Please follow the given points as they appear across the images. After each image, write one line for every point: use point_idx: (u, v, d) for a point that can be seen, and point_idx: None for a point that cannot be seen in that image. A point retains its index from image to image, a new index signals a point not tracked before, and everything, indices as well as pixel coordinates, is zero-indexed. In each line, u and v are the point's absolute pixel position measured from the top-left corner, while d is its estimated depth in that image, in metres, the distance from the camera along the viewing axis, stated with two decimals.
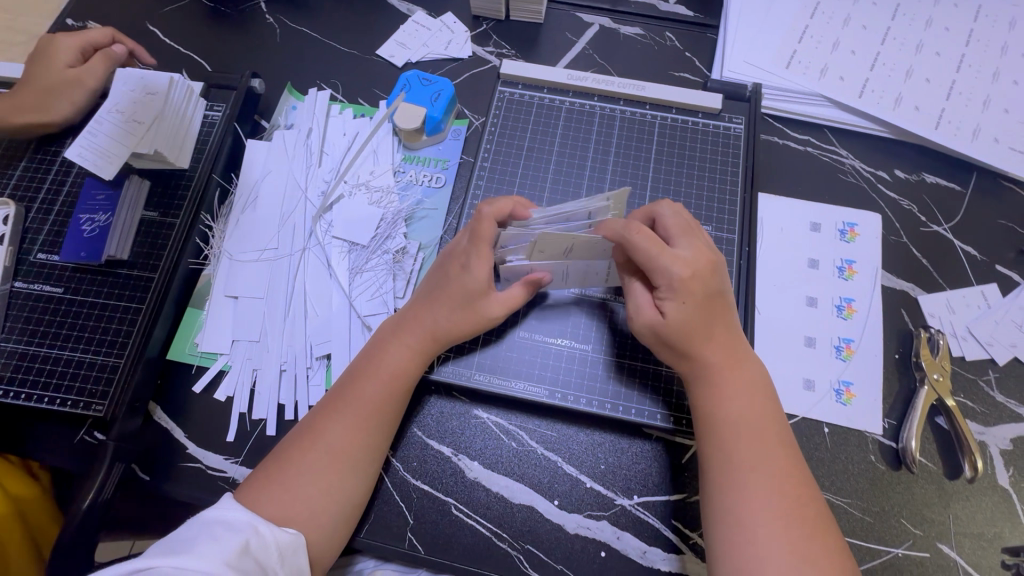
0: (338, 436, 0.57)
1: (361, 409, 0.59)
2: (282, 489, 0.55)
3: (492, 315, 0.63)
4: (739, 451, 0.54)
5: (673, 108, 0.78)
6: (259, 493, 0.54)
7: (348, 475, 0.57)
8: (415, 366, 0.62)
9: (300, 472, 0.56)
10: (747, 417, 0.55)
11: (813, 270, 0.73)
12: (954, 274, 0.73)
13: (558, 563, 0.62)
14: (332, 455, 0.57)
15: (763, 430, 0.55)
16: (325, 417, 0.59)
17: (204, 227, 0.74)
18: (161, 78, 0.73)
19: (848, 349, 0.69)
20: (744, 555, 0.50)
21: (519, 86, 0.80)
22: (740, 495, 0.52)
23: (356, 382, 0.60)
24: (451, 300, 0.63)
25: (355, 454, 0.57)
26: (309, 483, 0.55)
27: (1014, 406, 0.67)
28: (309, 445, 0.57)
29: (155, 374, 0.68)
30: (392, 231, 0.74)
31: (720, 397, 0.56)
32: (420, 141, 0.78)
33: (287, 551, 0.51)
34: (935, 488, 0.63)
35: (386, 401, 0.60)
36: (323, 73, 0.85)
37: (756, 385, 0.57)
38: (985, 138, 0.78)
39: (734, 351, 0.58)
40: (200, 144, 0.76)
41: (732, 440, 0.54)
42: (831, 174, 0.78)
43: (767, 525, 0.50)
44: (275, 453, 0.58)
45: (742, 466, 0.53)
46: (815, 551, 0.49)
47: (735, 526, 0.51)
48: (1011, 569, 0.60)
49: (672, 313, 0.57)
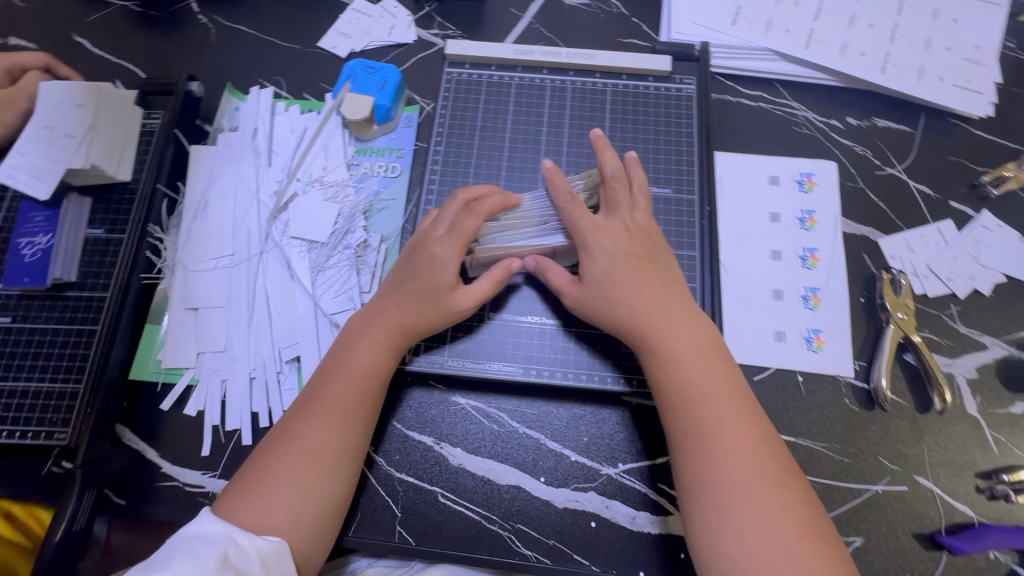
0: (315, 437, 0.56)
1: (333, 410, 0.57)
2: (258, 500, 0.53)
3: (463, 308, 0.61)
4: (701, 411, 0.54)
5: (623, 75, 0.77)
6: (236, 505, 0.53)
7: (327, 478, 0.55)
8: (389, 361, 0.61)
9: (276, 479, 0.54)
10: (701, 375, 0.55)
11: (775, 224, 0.74)
12: (911, 214, 0.74)
13: (550, 538, 0.62)
14: (308, 459, 0.55)
15: (720, 386, 0.55)
16: (296, 423, 0.57)
17: (154, 241, 0.71)
18: (88, 88, 0.70)
19: (815, 298, 0.70)
20: (719, 511, 0.50)
21: (467, 65, 0.78)
22: (708, 453, 0.52)
23: (326, 383, 0.59)
24: (418, 295, 0.61)
25: (330, 454, 0.56)
26: (285, 490, 0.54)
27: (977, 336, 0.68)
28: (283, 452, 0.56)
29: (120, 397, 0.66)
30: (350, 225, 0.72)
31: (675, 360, 0.56)
32: (372, 131, 0.76)
33: (271, 560, 0.51)
34: (908, 423, 0.65)
35: (357, 398, 0.58)
36: (264, 70, 0.82)
37: (705, 344, 0.58)
38: (930, 78, 0.79)
39: (675, 312, 0.58)
40: (141, 155, 0.73)
41: (692, 400, 0.54)
42: (786, 128, 0.79)
43: (741, 477, 0.51)
44: (250, 464, 0.56)
45: (706, 426, 0.53)
46: (784, 496, 0.50)
47: (708, 485, 0.51)
48: (985, 492, 0.62)
49: (590, 272, 0.60)
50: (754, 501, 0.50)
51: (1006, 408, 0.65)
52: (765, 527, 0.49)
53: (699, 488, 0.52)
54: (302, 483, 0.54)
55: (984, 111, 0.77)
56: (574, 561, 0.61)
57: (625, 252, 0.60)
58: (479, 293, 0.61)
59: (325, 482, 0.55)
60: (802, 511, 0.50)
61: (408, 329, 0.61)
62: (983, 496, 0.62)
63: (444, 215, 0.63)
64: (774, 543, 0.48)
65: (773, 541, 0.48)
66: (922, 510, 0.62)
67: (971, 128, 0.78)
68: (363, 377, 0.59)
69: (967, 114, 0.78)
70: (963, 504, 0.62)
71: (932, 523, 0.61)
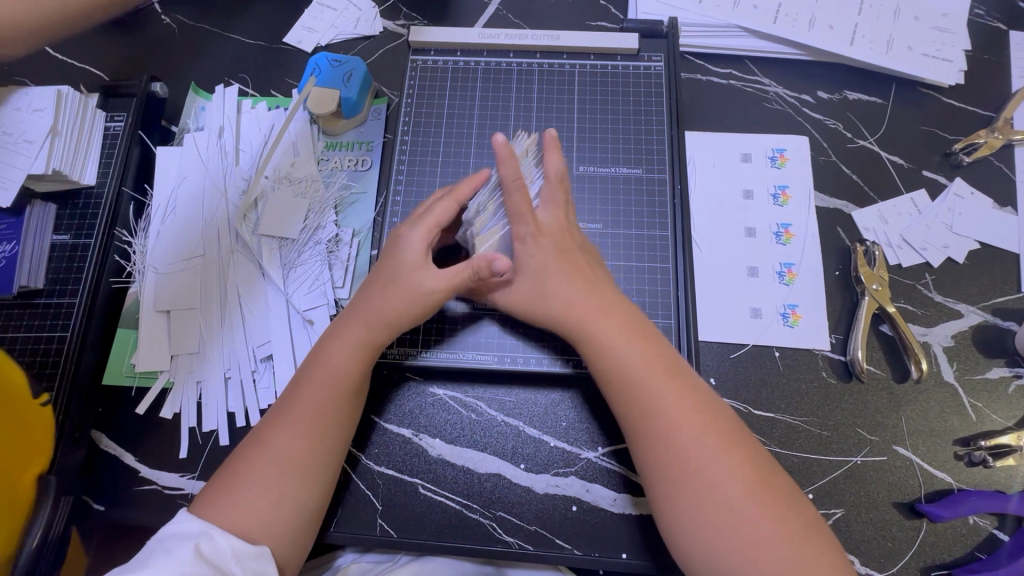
0: (287, 445, 0.55)
1: (306, 417, 0.56)
2: (233, 504, 0.52)
3: (427, 287, 0.58)
4: (647, 396, 0.53)
5: (590, 55, 0.77)
6: (214, 510, 0.52)
7: (298, 485, 0.54)
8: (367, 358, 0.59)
9: (247, 484, 0.53)
10: (637, 359, 0.55)
11: (749, 201, 0.73)
12: (884, 185, 0.74)
13: (532, 524, 0.61)
14: (277, 463, 0.54)
15: (658, 369, 0.55)
16: (273, 426, 0.56)
17: (122, 244, 0.71)
18: (47, 93, 0.69)
19: (790, 273, 0.70)
20: (675, 500, 0.50)
21: (432, 53, 0.78)
22: (661, 437, 0.52)
23: (300, 388, 0.58)
24: (390, 279, 0.60)
25: (309, 455, 0.55)
26: (262, 493, 0.53)
27: (952, 304, 0.68)
28: (256, 457, 0.55)
29: (94, 403, 0.65)
30: (321, 220, 0.72)
31: (614, 347, 0.56)
32: (339, 125, 0.75)
33: (247, 556, 0.50)
34: (886, 393, 0.65)
35: (335, 398, 0.57)
36: (229, 68, 0.81)
37: (635, 327, 0.57)
38: (899, 47, 0.78)
39: (604, 299, 0.58)
40: (105, 158, 0.72)
41: (636, 386, 0.54)
42: (757, 104, 0.78)
43: (692, 460, 0.51)
44: (229, 466, 0.56)
45: (653, 410, 0.53)
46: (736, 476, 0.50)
47: (665, 471, 0.51)
48: (964, 459, 0.62)
49: (528, 264, 0.58)
50: (706, 483, 0.50)
51: (982, 374, 0.66)
52: (724, 507, 0.49)
53: (658, 473, 0.51)
54: (278, 487, 0.53)
55: (954, 78, 0.77)
56: (556, 546, 0.61)
57: (560, 243, 0.59)
58: (449, 279, 0.58)
59: (301, 488, 0.54)
60: (757, 476, 0.50)
61: (375, 322, 0.59)
62: (962, 462, 0.62)
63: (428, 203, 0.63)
64: (736, 513, 0.49)
65: (736, 510, 0.49)
66: (902, 479, 0.62)
67: (942, 96, 0.78)
68: (337, 377, 0.58)
69: (937, 82, 0.78)
70: (942, 471, 0.62)
71: (912, 491, 0.61)
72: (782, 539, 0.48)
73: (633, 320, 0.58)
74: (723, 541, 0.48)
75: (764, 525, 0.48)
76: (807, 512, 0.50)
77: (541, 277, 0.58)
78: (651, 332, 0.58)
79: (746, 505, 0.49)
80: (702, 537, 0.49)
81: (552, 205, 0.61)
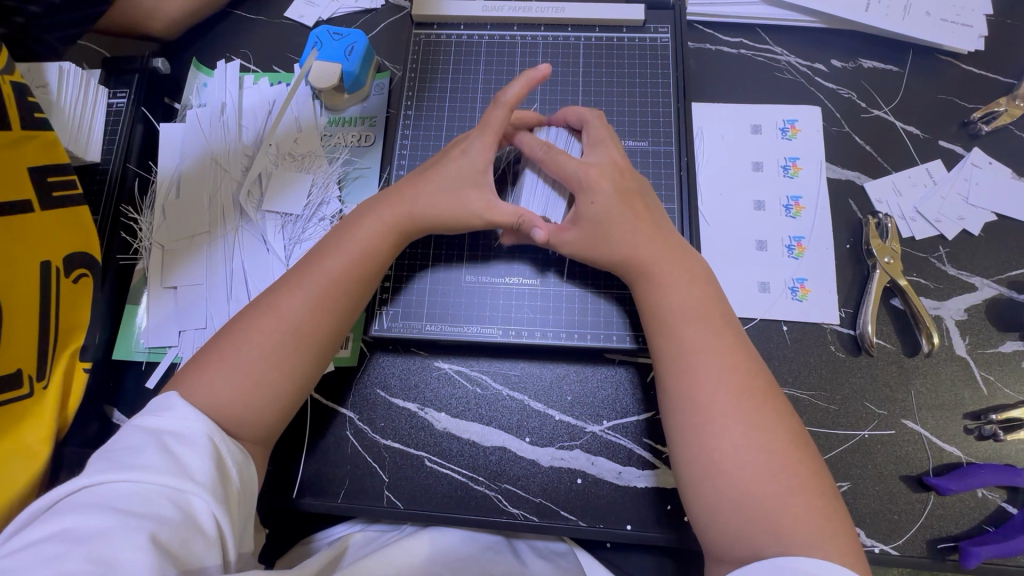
0: (301, 317, 0.55)
1: (322, 288, 0.56)
2: (220, 382, 0.51)
3: (469, 199, 0.60)
4: (693, 334, 0.55)
5: (596, 27, 0.75)
6: (198, 389, 0.51)
7: (300, 359, 0.54)
8: (386, 244, 0.60)
9: (249, 349, 0.53)
10: (689, 294, 0.57)
11: (758, 173, 0.72)
12: (899, 156, 0.72)
13: (537, 496, 0.62)
14: (292, 333, 0.54)
15: (704, 310, 0.56)
16: (277, 299, 0.56)
17: (129, 220, 0.72)
18: (47, 68, 0.69)
19: (800, 247, 0.69)
20: (705, 433, 0.51)
21: (435, 26, 0.76)
22: (701, 375, 0.53)
23: (318, 258, 0.58)
24: (438, 177, 0.61)
25: (310, 335, 0.55)
26: (250, 371, 0.52)
27: (966, 277, 0.67)
28: (245, 332, 0.54)
29: (108, 376, 0.67)
30: (324, 196, 0.71)
31: (669, 280, 0.57)
32: (343, 100, 0.74)
33: (241, 463, 0.49)
34: (896, 366, 0.64)
35: (344, 278, 0.57)
36: (230, 42, 0.80)
37: (695, 271, 0.58)
38: (917, 14, 0.76)
39: (670, 244, 0.59)
40: (109, 135, 0.73)
41: (679, 323, 0.55)
42: (769, 74, 0.76)
43: (727, 397, 0.51)
44: (224, 333, 0.55)
45: (696, 350, 0.54)
46: (769, 416, 0.51)
47: (699, 406, 0.52)
48: (973, 433, 0.62)
49: (586, 214, 0.59)
50: (739, 421, 0.50)
51: (995, 347, 0.64)
52: (755, 443, 0.49)
53: (689, 411, 0.52)
54: (266, 372, 0.53)
55: (974, 45, 0.75)
56: (561, 517, 0.61)
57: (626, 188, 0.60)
58: (501, 209, 0.59)
59: (293, 377, 0.54)
60: (787, 432, 0.51)
61: (410, 207, 0.60)
62: (972, 436, 0.62)
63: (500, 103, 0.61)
64: (759, 459, 0.49)
65: (759, 457, 0.49)
66: (909, 452, 0.62)
67: (962, 64, 0.75)
68: (349, 259, 0.58)
69: (956, 49, 0.75)
70: (952, 444, 0.62)
71: (919, 464, 0.61)
72: (800, 495, 0.48)
73: (687, 255, 0.60)
74: (745, 484, 0.48)
75: (781, 477, 0.48)
76: (831, 486, 0.50)
77: (600, 225, 0.59)
78: (710, 279, 0.59)
79: (774, 457, 0.49)
80: (721, 479, 0.49)
81: (605, 152, 0.61)
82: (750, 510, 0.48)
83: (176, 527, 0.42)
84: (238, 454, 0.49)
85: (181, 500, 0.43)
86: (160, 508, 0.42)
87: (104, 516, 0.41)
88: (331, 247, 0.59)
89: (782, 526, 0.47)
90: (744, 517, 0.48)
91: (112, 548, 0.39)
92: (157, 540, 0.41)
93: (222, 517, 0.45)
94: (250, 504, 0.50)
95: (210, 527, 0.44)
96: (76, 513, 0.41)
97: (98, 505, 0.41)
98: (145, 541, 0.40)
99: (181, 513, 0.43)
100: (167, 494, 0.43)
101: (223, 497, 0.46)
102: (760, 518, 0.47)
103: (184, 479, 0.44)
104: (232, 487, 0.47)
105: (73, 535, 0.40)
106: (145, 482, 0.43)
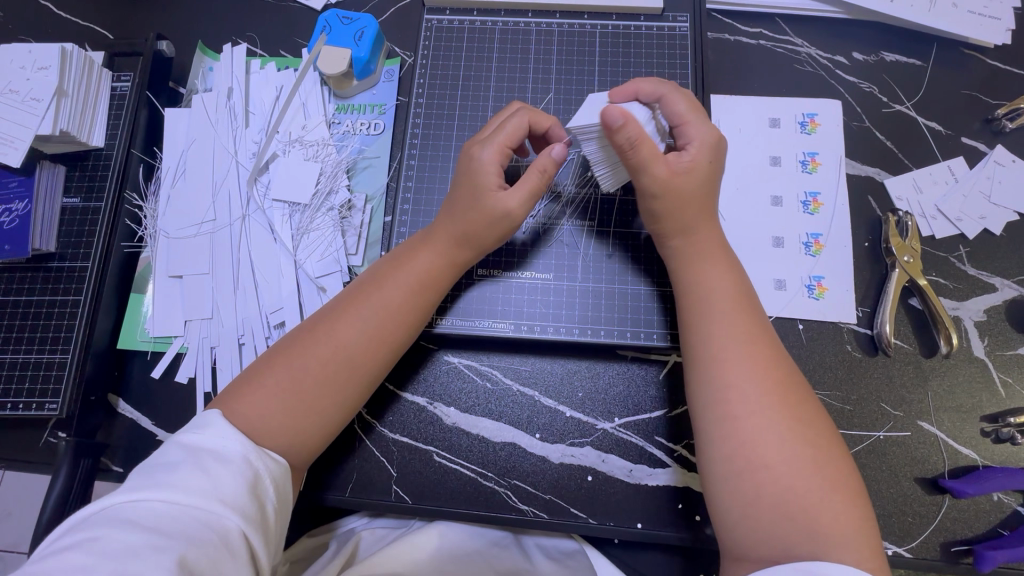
0: (344, 344, 0.53)
1: (368, 314, 0.54)
2: (263, 409, 0.49)
3: (492, 230, 0.58)
4: (744, 346, 0.51)
5: (613, 15, 0.73)
6: (240, 413, 0.49)
7: (342, 389, 0.52)
8: (429, 270, 0.57)
9: (293, 374, 0.51)
10: (720, 293, 0.54)
11: (776, 168, 0.70)
12: (920, 153, 0.70)
13: (547, 493, 0.61)
14: (336, 360, 0.52)
15: (742, 316, 0.53)
16: (323, 325, 0.53)
17: (132, 208, 0.70)
18: (51, 49, 0.66)
19: (817, 244, 0.67)
20: (750, 446, 0.47)
21: (447, 11, 0.74)
22: (750, 389, 0.49)
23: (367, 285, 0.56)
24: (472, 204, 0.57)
25: (352, 363, 0.53)
26: (302, 394, 0.51)
27: (987, 278, 0.66)
28: (293, 357, 0.52)
29: (111, 366, 0.66)
30: (334, 185, 0.70)
31: (697, 271, 0.56)
32: (352, 87, 0.73)
33: (280, 485, 0.48)
34: (913, 367, 0.63)
35: (388, 304, 0.55)
36: (237, 25, 0.77)
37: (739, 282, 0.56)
38: (943, 5, 0.74)
39: (712, 236, 0.57)
40: (113, 119, 0.71)
41: (719, 334, 0.52)
42: (789, 67, 0.74)
43: (774, 416, 0.48)
44: (272, 355, 0.53)
45: (751, 362, 0.50)
46: (818, 435, 0.48)
47: (727, 401, 0.49)
48: (990, 436, 0.61)
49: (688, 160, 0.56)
50: (788, 438, 0.47)
51: (1014, 349, 0.63)
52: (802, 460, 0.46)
53: (732, 418, 0.49)
54: (308, 398, 0.51)
55: (1000, 39, 0.73)
56: (571, 514, 0.60)
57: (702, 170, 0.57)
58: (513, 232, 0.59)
59: (332, 404, 0.52)
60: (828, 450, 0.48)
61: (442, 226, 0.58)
62: (989, 439, 0.61)
63: (501, 120, 0.60)
64: (796, 459, 0.46)
65: (804, 472, 0.46)
66: (924, 453, 0.61)
67: (987, 59, 0.73)
68: (392, 283, 0.56)
69: (981, 43, 0.73)
70: (967, 447, 0.61)
71: (934, 467, 0.60)
72: (835, 498, 0.45)
73: (718, 249, 0.57)
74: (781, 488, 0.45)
75: (814, 477, 0.46)
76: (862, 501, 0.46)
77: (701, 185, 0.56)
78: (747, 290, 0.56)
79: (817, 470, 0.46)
80: (764, 490, 0.46)
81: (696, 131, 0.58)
82: (784, 509, 0.45)
83: (205, 547, 0.40)
84: (277, 472, 0.48)
85: (211, 520, 0.42)
86: (193, 530, 0.41)
87: (133, 533, 0.39)
88: (382, 270, 0.57)
89: (795, 524, 0.44)
90: (769, 516, 0.45)
91: (139, 566, 0.37)
92: (185, 562, 0.39)
93: (254, 539, 0.43)
94: (283, 521, 0.49)
95: (240, 544, 0.42)
96: (109, 527, 0.40)
97: (128, 521, 0.40)
98: (173, 564, 0.38)
99: (210, 533, 0.41)
100: (197, 512, 0.41)
101: (258, 520, 0.44)
102: (785, 520, 0.44)
103: (216, 498, 0.42)
104: (269, 508, 0.46)
105: (103, 548, 0.38)
106: (177, 499, 0.42)
